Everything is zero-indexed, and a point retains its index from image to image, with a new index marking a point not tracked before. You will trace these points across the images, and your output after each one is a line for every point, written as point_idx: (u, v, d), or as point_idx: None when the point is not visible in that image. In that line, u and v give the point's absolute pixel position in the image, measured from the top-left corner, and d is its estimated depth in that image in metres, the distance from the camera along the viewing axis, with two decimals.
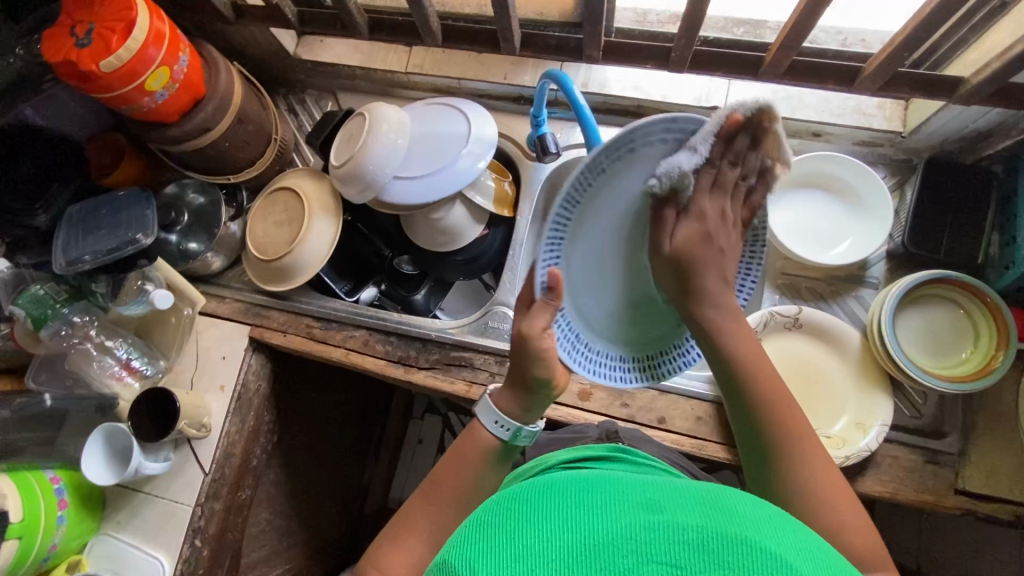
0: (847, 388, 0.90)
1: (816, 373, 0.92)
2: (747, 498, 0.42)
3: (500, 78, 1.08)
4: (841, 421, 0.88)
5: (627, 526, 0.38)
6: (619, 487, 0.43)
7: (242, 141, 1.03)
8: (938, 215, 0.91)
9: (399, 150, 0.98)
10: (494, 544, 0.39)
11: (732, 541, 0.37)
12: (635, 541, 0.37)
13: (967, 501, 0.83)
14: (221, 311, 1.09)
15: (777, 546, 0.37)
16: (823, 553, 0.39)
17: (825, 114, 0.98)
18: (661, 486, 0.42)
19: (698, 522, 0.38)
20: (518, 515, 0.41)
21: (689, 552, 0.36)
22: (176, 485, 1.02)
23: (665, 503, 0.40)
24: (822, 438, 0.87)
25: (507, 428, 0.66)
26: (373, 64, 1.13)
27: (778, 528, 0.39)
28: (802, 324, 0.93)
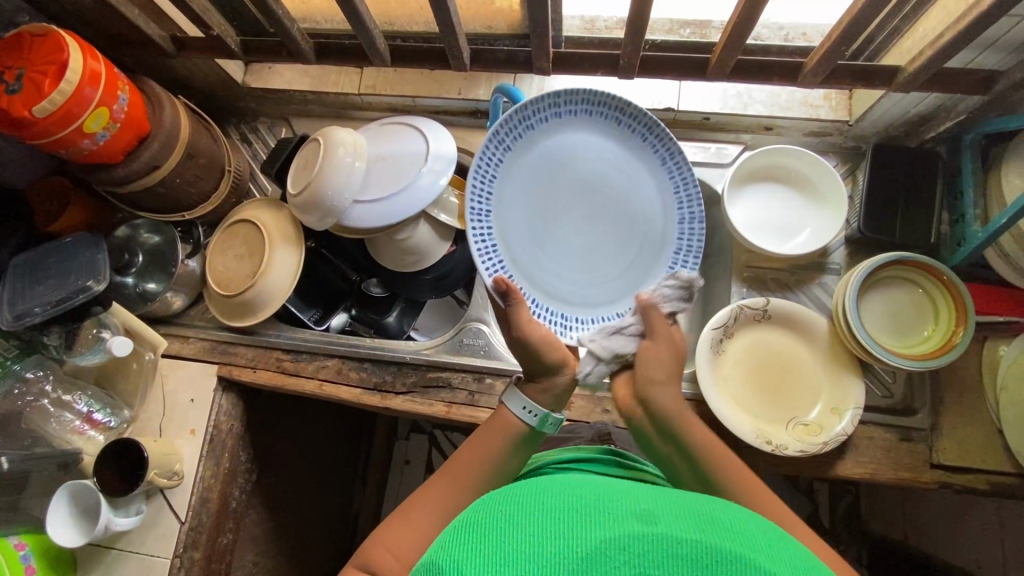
0: (819, 371, 0.92)
1: (792, 362, 0.93)
2: (739, 516, 0.42)
3: (455, 94, 1.08)
4: (817, 407, 0.90)
5: (623, 538, 0.37)
6: (614, 498, 0.42)
7: (193, 176, 1.00)
8: (890, 198, 0.93)
9: (355, 173, 0.96)
10: (484, 549, 0.38)
11: (725, 556, 0.36)
12: (629, 554, 0.36)
13: (943, 474, 0.85)
14: (187, 352, 1.05)
15: (771, 563, 0.37)
16: (815, 571, 0.39)
17: (774, 108, 1.00)
18: (656, 499, 0.42)
19: (693, 535, 0.37)
20: (512, 518, 0.40)
21: (683, 566, 0.36)
22: (151, 538, 0.98)
23: (659, 515, 0.39)
24: (800, 427, 0.88)
25: (534, 415, 0.65)
26: (324, 87, 1.11)
27: (770, 544, 0.39)
28: (771, 314, 0.94)
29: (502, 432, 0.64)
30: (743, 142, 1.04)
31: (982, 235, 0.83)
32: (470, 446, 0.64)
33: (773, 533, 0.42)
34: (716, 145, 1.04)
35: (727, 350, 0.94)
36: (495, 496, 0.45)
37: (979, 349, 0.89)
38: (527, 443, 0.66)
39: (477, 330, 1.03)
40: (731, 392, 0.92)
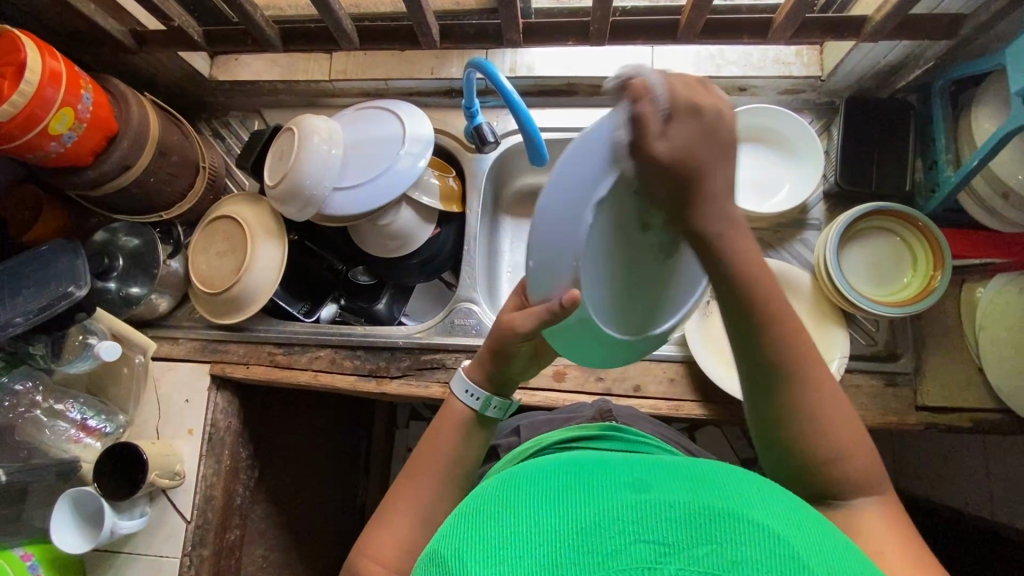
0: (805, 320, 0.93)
1: None
2: (729, 472, 0.44)
3: (427, 73, 1.06)
4: None
5: (616, 509, 0.38)
6: (603, 474, 0.43)
7: (166, 175, 0.98)
8: (865, 150, 0.95)
9: (331, 159, 0.96)
10: (480, 537, 0.39)
11: (715, 512, 0.38)
12: (623, 521, 0.38)
13: (928, 416, 0.89)
14: (178, 353, 1.05)
15: (767, 519, 0.38)
16: (808, 517, 0.41)
17: (747, 68, 1.00)
18: (646, 469, 0.43)
19: (685, 499, 0.39)
20: (504, 500, 0.42)
21: (678, 528, 0.37)
22: (158, 538, 0.99)
23: (650, 484, 0.41)
24: None
25: (476, 398, 0.65)
26: (294, 75, 1.09)
27: (764, 500, 0.41)
28: None
29: (455, 421, 0.65)
30: None
31: (955, 179, 0.85)
32: (435, 427, 0.65)
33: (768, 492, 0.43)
34: None
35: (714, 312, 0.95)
36: (488, 489, 0.46)
37: (958, 292, 0.92)
38: (481, 424, 0.66)
39: (467, 310, 1.02)
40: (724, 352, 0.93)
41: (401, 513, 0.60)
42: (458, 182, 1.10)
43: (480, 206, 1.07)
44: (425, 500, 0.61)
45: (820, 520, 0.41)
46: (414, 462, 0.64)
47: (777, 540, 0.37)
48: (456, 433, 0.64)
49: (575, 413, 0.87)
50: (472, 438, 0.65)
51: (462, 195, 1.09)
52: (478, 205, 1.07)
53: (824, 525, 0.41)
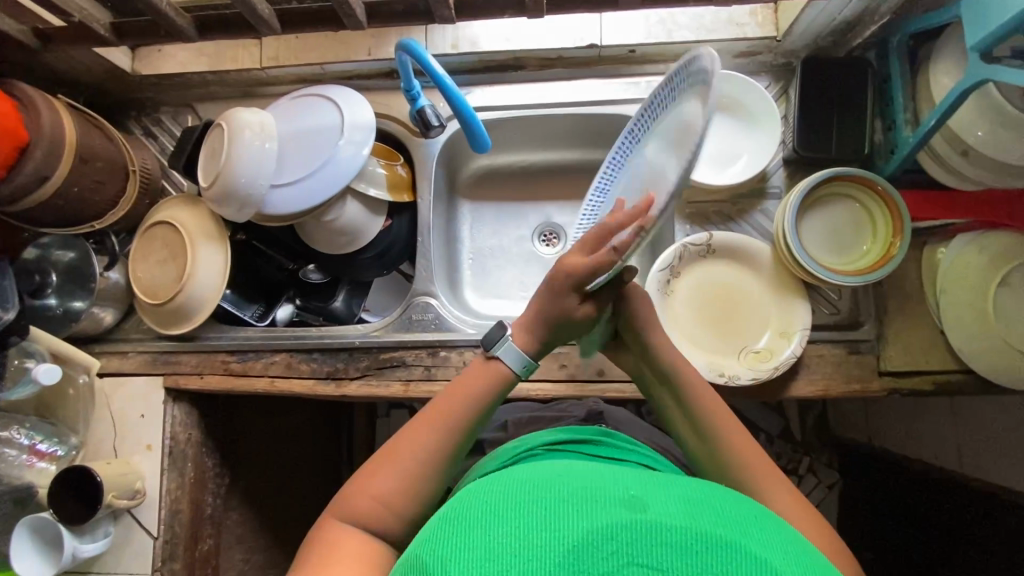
0: (766, 294, 0.92)
1: (738, 289, 0.93)
2: (726, 503, 0.48)
3: (365, 55, 1.00)
4: (766, 334, 0.90)
5: (614, 526, 0.42)
6: (602, 490, 0.47)
7: (93, 183, 0.92)
8: (822, 113, 0.92)
9: (268, 156, 0.90)
10: (486, 543, 0.43)
11: (710, 540, 0.42)
12: (620, 541, 0.41)
13: (891, 381, 0.88)
14: (128, 368, 1.01)
15: (756, 547, 0.43)
16: (793, 548, 0.45)
17: (700, 32, 0.95)
18: (646, 490, 0.48)
19: (682, 524, 0.43)
20: (513, 510, 0.46)
21: (672, 552, 0.41)
22: (126, 557, 0.97)
23: (648, 506, 0.45)
24: (750, 354, 0.89)
25: (524, 365, 0.69)
26: (223, 65, 1.02)
27: (755, 530, 0.45)
28: (714, 249, 0.93)
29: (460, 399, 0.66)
30: None
31: (913, 140, 0.82)
32: (440, 399, 0.67)
33: (756, 519, 0.48)
34: (645, 78, 0.99)
35: (675, 289, 0.94)
36: (499, 490, 0.50)
37: (919, 254, 0.91)
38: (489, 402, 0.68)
39: (424, 304, 0.99)
40: (684, 330, 0.92)
41: (394, 468, 0.61)
42: (408, 169, 1.05)
43: (431, 192, 1.03)
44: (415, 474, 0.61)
45: (802, 552, 0.46)
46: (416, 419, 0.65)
47: (765, 567, 0.41)
48: (460, 416, 0.65)
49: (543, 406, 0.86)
50: (482, 413, 0.67)
51: (412, 183, 1.05)
52: (429, 191, 1.03)
53: (807, 554, 0.46)
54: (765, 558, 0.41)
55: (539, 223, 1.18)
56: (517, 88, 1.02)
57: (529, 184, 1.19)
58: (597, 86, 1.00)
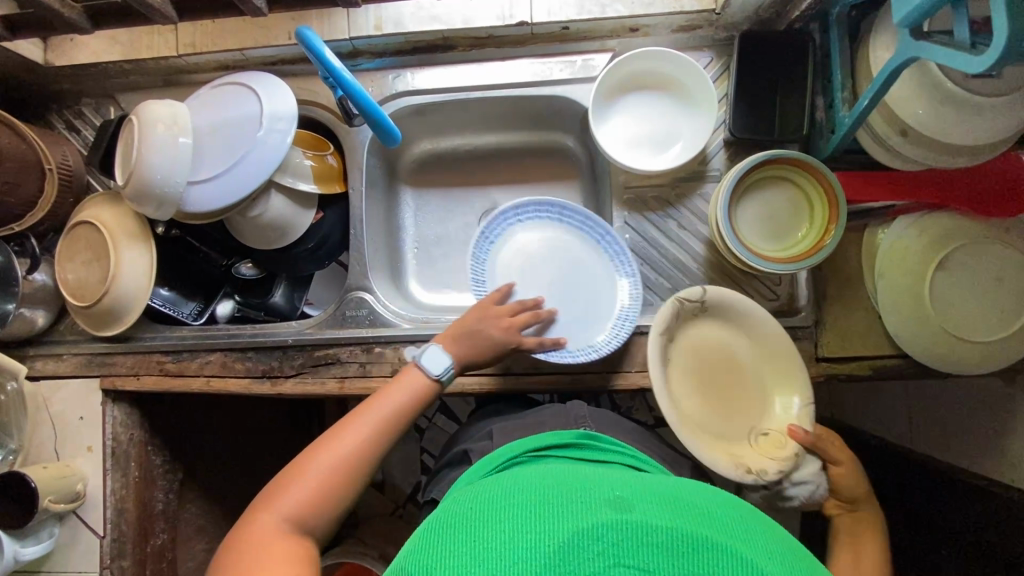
0: (758, 361, 0.86)
1: (731, 358, 0.87)
2: (722, 506, 0.47)
3: (284, 39, 0.94)
4: (773, 407, 0.84)
5: (599, 528, 0.42)
6: (589, 492, 0.47)
7: (3, 184, 0.89)
8: (759, 92, 0.88)
9: (182, 149, 0.87)
10: (474, 546, 0.43)
11: (699, 542, 0.41)
12: (606, 542, 0.41)
13: (828, 367, 0.87)
14: (65, 370, 1.00)
15: (750, 552, 0.42)
16: (788, 553, 0.44)
17: (634, 6, 0.90)
18: (633, 493, 0.47)
19: (669, 525, 0.42)
20: (500, 513, 0.46)
21: (660, 554, 0.40)
22: (74, 556, 0.98)
23: (633, 506, 0.44)
24: (760, 437, 0.83)
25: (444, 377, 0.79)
26: (138, 54, 0.97)
27: (745, 531, 0.44)
28: (709, 306, 0.85)
29: (378, 408, 0.74)
30: (610, 50, 0.95)
31: (850, 120, 0.79)
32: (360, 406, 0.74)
33: (755, 522, 0.47)
34: (581, 57, 0.95)
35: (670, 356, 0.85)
36: (487, 495, 0.50)
37: (859, 237, 0.88)
38: (413, 406, 0.76)
39: (359, 300, 0.98)
40: (689, 409, 0.84)
41: (315, 471, 0.67)
42: (339, 158, 1.01)
43: (362, 181, 0.99)
44: (333, 474, 0.68)
45: (798, 558, 0.45)
46: (326, 438, 0.70)
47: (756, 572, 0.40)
48: (374, 421, 0.73)
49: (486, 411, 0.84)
50: (399, 416, 0.74)
51: (344, 172, 1.01)
52: (360, 181, 0.99)
53: (804, 560, 0.45)
54: (759, 565, 0.41)
55: (486, 209, 1.15)
56: (449, 70, 0.97)
57: (474, 169, 1.15)
58: (531, 67, 0.95)
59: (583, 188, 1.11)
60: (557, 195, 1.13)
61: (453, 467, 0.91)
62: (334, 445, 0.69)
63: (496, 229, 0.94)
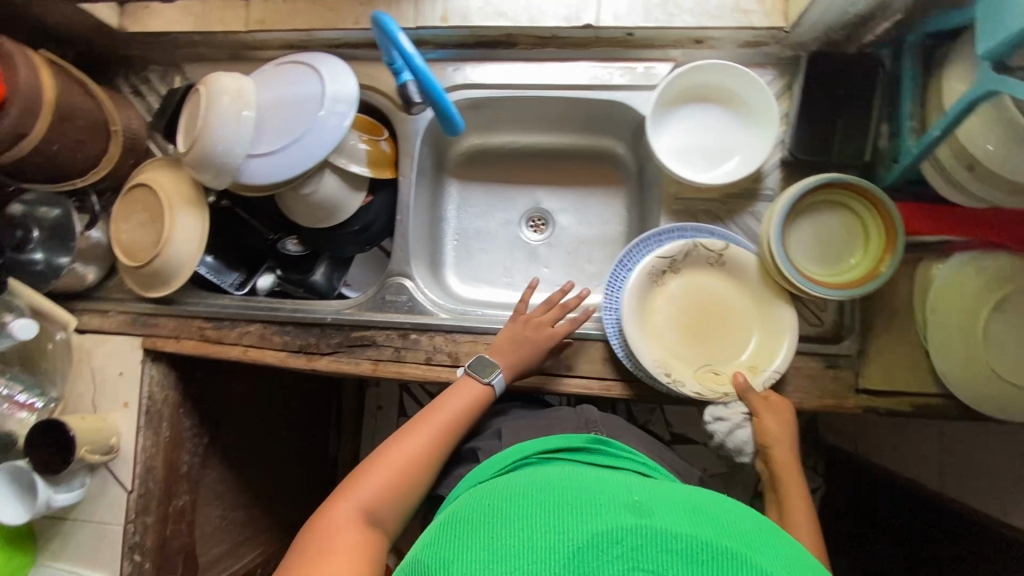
0: (753, 320, 0.88)
1: (727, 310, 0.89)
2: (735, 512, 0.49)
3: (351, 23, 0.96)
4: (739, 360, 0.87)
5: (617, 532, 0.43)
6: (606, 496, 0.49)
7: (73, 141, 0.92)
8: (822, 115, 0.86)
9: (245, 121, 0.89)
10: (495, 547, 0.45)
11: (715, 551, 0.42)
12: (624, 547, 0.43)
13: (867, 399, 0.86)
14: (109, 326, 1.03)
15: (764, 560, 0.43)
16: (799, 559, 0.46)
17: (702, 18, 0.89)
18: (651, 497, 0.49)
19: (685, 532, 0.44)
20: (521, 515, 0.48)
21: (677, 560, 0.42)
22: (101, 507, 1.01)
23: (651, 511, 0.46)
24: (708, 370, 0.87)
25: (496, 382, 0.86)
26: (208, 26, 0.99)
27: (763, 546, 0.45)
28: (725, 261, 0.88)
29: (439, 411, 0.82)
30: (673, 59, 0.94)
31: (916, 150, 0.77)
32: (426, 411, 0.82)
33: (768, 531, 0.48)
34: (642, 65, 0.94)
35: (667, 283, 0.90)
36: (507, 494, 0.52)
37: (912, 272, 0.86)
38: (479, 410, 0.84)
39: (399, 286, 0.99)
40: (661, 333, 0.89)
41: (383, 464, 0.76)
42: (392, 145, 1.02)
43: (414, 170, 1.00)
44: (394, 473, 0.75)
45: (810, 563, 0.46)
46: (412, 424, 0.81)
47: None
48: (439, 423, 0.81)
49: (551, 422, 0.87)
50: (461, 419, 0.82)
51: (396, 159, 1.02)
52: (412, 169, 1.00)
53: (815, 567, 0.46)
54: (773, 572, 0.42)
55: (528, 208, 1.15)
56: (508, 67, 0.97)
57: (521, 167, 1.15)
58: (591, 71, 0.95)
59: (628, 195, 1.11)
60: (602, 200, 1.12)
61: (460, 463, 0.90)
62: (418, 432, 0.79)
63: (637, 256, 0.91)
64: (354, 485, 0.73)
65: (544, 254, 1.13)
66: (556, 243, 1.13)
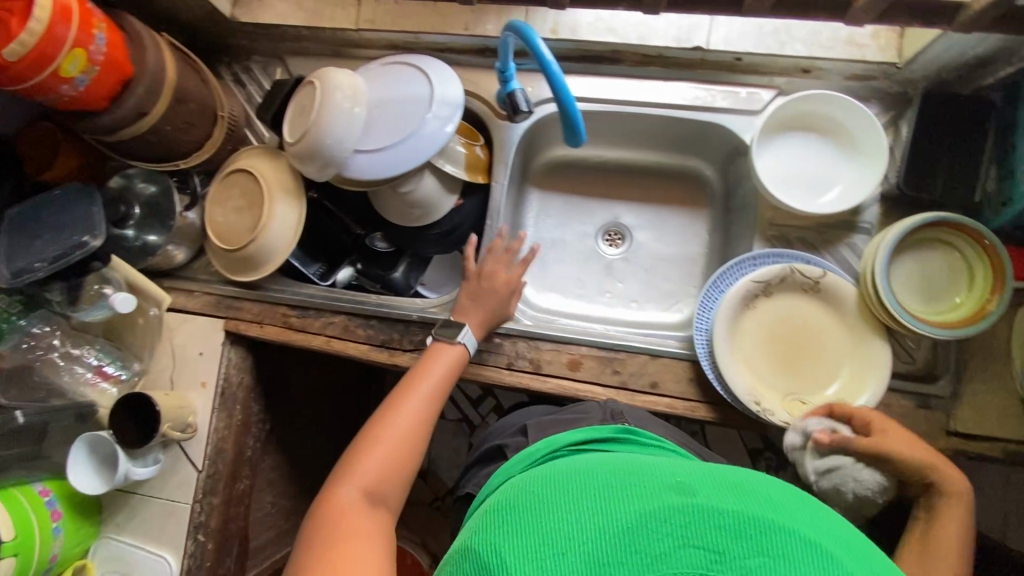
0: (845, 353, 0.87)
1: (818, 338, 0.88)
2: (775, 486, 0.48)
3: (461, 29, 0.98)
4: (828, 391, 0.86)
5: (662, 510, 0.42)
6: (646, 474, 0.48)
7: (184, 123, 0.93)
8: (931, 154, 0.86)
9: (355, 118, 0.90)
10: (529, 527, 0.44)
11: (764, 526, 0.41)
12: (670, 524, 0.42)
13: (959, 442, 0.84)
14: (193, 306, 1.05)
15: (813, 533, 0.42)
16: (849, 537, 0.45)
17: (814, 48, 0.90)
18: (692, 476, 0.48)
19: (733, 508, 0.43)
20: (557, 494, 0.46)
21: (729, 538, 0.41)
22: (171, 484, 1.01)
23: (695, 489, 0.45)
24: (795, 399, 0.86)
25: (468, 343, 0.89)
26: (319, 22, 1.02)
27: (810, 519, 0.44)
28: (820, 289, 0.88)
29: (421, 375, 0.83)
30: (777, 87, 0.95)
31: None
32: (407, 379, 0.83)
33: (809, 507, 0.47)
34: (746, 90, 0.95)
35: (759, 307, 0.90)
36: (540, 478, 0.50)
37: (1011, 317, 0.85)
38: (456, 367, 0.87)
39: None
40: (748, 357, 0.89)
41: (380, 439, 0.74)
42: (486, 151, 1.04)
43: (507, 176, 1.01)
44: (392, 447, 0.74)
45: (857, 540, 0.45)
46: (399, 396, 0.80)
47: (830, 557, 0.40)
48: (426, 384, 0.82)
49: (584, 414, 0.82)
50: (444, 382, 0.84)
51: (489, 165, 1.04)
52: (505, 175, 1.01)
53: (864, 544, 0.45)
54: (831, 549, 0.41)
55: (606, 222, 1.15)
56: (610, 82, 0.98)
57: (602, 181, 1.16)
58: (693, 92, 0.96)
59: (711, 217, 1.11)
60: (682, 220, 1.12)
61: (487, 464, 0.86)
62: (407, 404, 0.78)
63: (730, 279, 0.91)
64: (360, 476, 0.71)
65: (620, 269, 1.12)
66: (632, 259, 1.13)
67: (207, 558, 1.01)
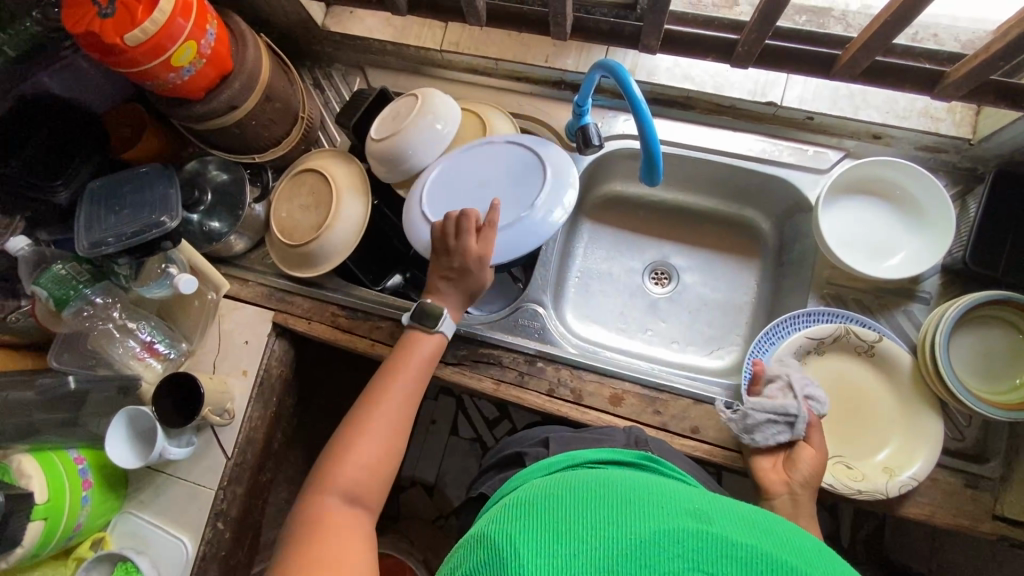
0: (894, 420, 0.86)
1: (869, 403, 0.88)
2: (789, 528, 0.46)
3: (542, 61, 1.02)
4: (874, 458, 0.84)
5: (677, 532, 0.42)
6: (667, 497, 0.47)
7: (268, 120, 0.98)
8: (1000, 232, 0.84)
9: (441, 137, 0.94)
10: (544, 524, 0.44)
11: (774, 564, 0.40)
12: (682, 547, 0.41)
13: (1004, 528, 0.81)
14: (245, 295, 1.07)
15: None
16: None
17: (888, 116, 0.93)
18: (710, 505, 0.47)
19: (749, 542, 0.42)
20: (575, 497, 0.47)
21: (737, 569, 0.40)
22: (199, 467, 1.01)
23: (711, 519, 0.44)
24: (842, 463, 0.84)
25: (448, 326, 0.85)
26: (405, 39, 1.07)
27: (823, 564, 0.43)
28: (874, 354, 0.87)
29: (405, 354, 0.81)
30: (845, 149, 0.96)
31: None
32: (394, 358, 0.82)
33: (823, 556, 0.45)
34: (813, 148, 0.96)
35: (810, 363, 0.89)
36: (560, 484, 0.50)
37: None
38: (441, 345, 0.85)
39: (534, 312, 1.01)
40: None
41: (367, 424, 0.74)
42: None
43: None
44: (378, 431, 0.73)
45: None
46: (383, 379, 0.79)
47: None
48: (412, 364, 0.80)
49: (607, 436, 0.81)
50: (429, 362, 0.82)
51: None
52: None
53: None
54: None
55: (654, 261, 1.16)
56: (681, 125, 1.01)
57: (655, 220, 1.18)
58: (760, 144, 0.98)
59: (762, 268, 1.11)
60: (731, 268, 1.13)
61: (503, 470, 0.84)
62: (391, 388, 0.77)
63: (782, 331, 0.91)
64: (328, 479, 0.68)
65: (664, 307, 1.12)
66: (678, 300, 1.13)
67: (223, 547, 1.00)
